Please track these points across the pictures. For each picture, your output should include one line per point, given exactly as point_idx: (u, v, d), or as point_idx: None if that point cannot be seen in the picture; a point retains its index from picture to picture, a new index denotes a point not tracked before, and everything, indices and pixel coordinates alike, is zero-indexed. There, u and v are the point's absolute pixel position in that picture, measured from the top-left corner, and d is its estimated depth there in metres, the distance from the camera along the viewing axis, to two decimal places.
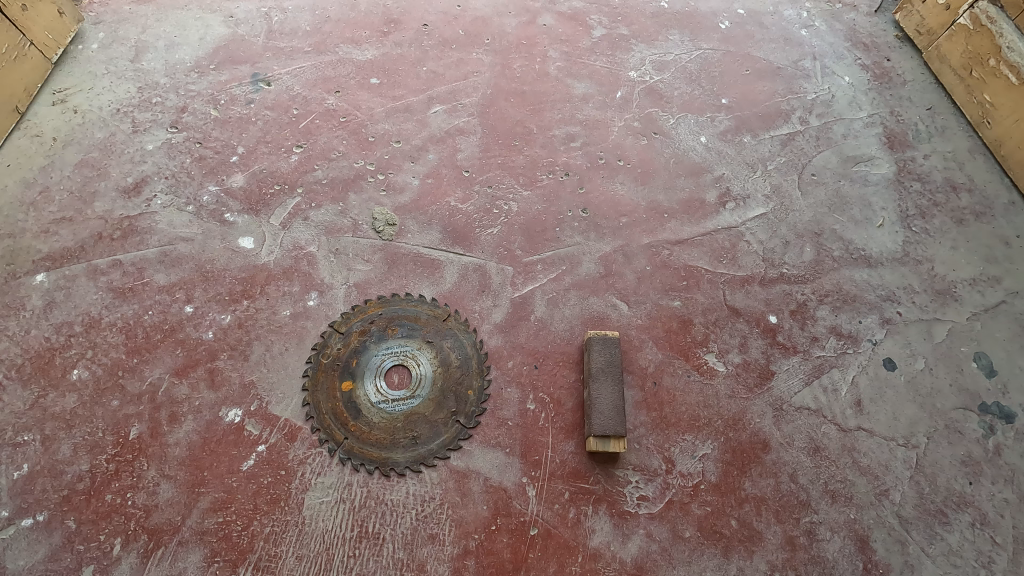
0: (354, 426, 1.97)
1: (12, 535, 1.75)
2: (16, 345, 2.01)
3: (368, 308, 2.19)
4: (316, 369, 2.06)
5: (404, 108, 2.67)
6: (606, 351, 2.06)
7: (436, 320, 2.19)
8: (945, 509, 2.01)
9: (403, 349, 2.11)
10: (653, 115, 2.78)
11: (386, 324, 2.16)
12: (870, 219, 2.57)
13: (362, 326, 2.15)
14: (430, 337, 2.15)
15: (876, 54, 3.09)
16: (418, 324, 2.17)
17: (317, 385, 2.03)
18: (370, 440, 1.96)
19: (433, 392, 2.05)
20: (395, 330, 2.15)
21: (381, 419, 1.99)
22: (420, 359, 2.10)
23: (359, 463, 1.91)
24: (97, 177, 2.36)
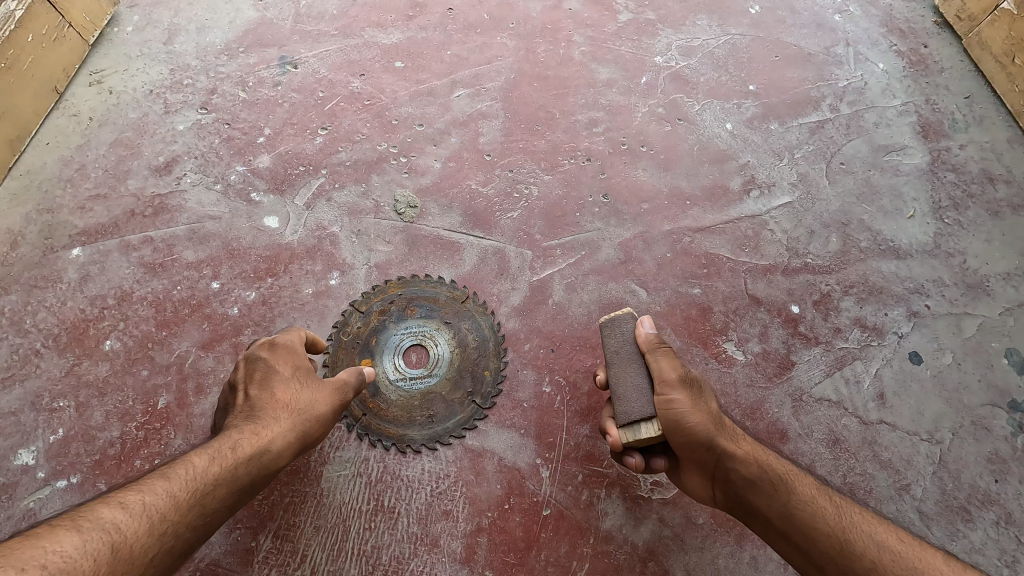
0: (372, 403, 2.01)
1: (47, 495, 1.83)
2: (53, 316, 2.10)
3: (388, 288, 2.22)
4: (336, 346, 2.10)
5: (427, 92, 2.68)
6: (625, 330, 1.79)
7: (454, 302, 2.21)
8: (968, 506, 1.97)
9: (421, 329, 2.14)
10: (678, 101, 2.74)
11: (405, 304, 2.19)
12: (901, 210, 2.51)
13: (382, 306, 2.18)
14: (448, 318, 2.17)
15: (913, 40, 2.98)
16: (436, 305, 2.19)
17: (337, 361, 2.07)
18: (387, 417, 1.99)
19: (451, 373, 2.07)
20: (414, 311, 2.17)
21: (399, 397, 2.02)
22: (438, 340, 2.12)
23: (376, 440, 1.94)
24: (131, 155, 2.43)
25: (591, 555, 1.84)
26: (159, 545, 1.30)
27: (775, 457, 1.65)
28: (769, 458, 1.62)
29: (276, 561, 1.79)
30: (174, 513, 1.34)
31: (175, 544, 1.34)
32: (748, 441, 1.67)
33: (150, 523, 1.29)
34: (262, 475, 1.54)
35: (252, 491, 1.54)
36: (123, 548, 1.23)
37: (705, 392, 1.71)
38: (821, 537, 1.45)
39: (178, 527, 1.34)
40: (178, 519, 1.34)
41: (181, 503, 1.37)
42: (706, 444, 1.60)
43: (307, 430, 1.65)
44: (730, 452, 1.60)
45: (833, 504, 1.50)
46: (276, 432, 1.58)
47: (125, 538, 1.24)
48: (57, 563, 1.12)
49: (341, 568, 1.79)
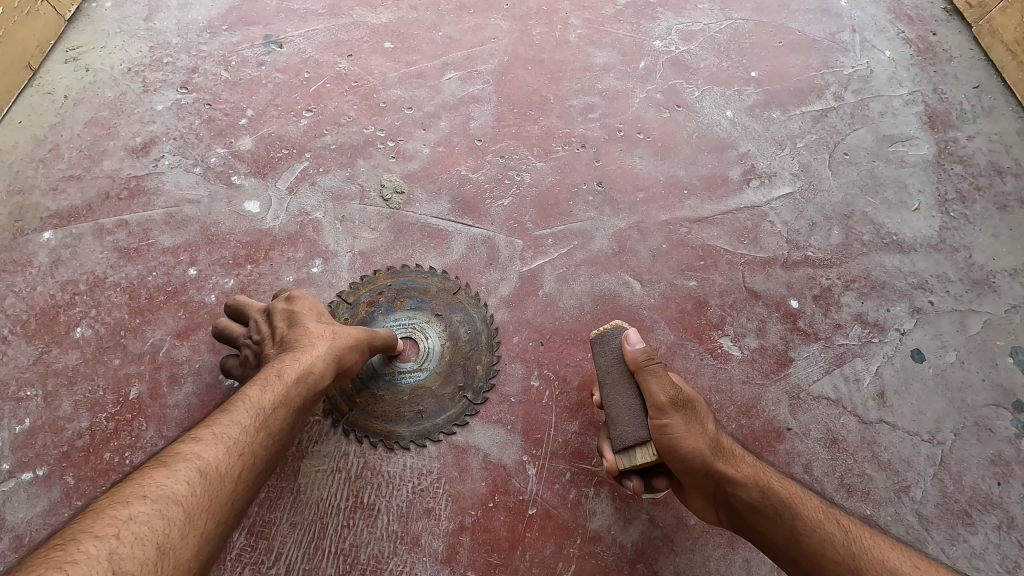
0: (360, 399, 1.93)
1: (12, 488, 1.76)
2: (21, 302, 2.01)
3: (378, 279, 2.14)
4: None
5: (417, 74, 2.59)
6: (613, 347, 1.75)
7: (446, 293, 2.13)
8: (969, 510, 1.90)
9: (411, 321, 2.07)
10: (677, 87, 2.65)
11: (395, 296, 2.11)
12: (905, 202, 2.42)
13: (371, 297, 2.10)
14: (439, 310, 2.09)
15: (921, 27, 2.88)
16: (427, 296, 2.11)
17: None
18: (375, 413, 1.92)
19: (442, 368, 2.00)
20: (403, 302, 2.10)
21: (387, 393, 1.95)
22: (428, 333, 2.05)
23: (364, 437, 1.87)
24: (107, 136, 2.33)
25: (577, 556, 1.77)
26: (242, 464, 1.35)
27: (781, 478, 1.57)
28: (773, 481, 1.54)
29: (249, 559, 1.72)
30: (246, 435, 1.39)
31: (257, 464, 1.39)
32: (750, 463, 1.60)
33: (228, 447, 1.34)
34: (314, 394, 1.59)
35: (307, 414, 1.59)
36: (210, 470, 1.28)
37: (702, 412, 1.64)
38: (830, 565, 1.39)
39: (251, 447, 1.39)
40: (249, 440, 1.39)
41: (249, 426, 1.41)
42: (703, 469, 1.55)
43: (345, 354, 1.70)
44: (730, 477, 1.54)
45: (842, 528, 1.43)
46: (315, 355, 1.62)
47: (210, 462, 1.29)
48: (156, 492, 1.18)
49: (317, 567, 1.72)
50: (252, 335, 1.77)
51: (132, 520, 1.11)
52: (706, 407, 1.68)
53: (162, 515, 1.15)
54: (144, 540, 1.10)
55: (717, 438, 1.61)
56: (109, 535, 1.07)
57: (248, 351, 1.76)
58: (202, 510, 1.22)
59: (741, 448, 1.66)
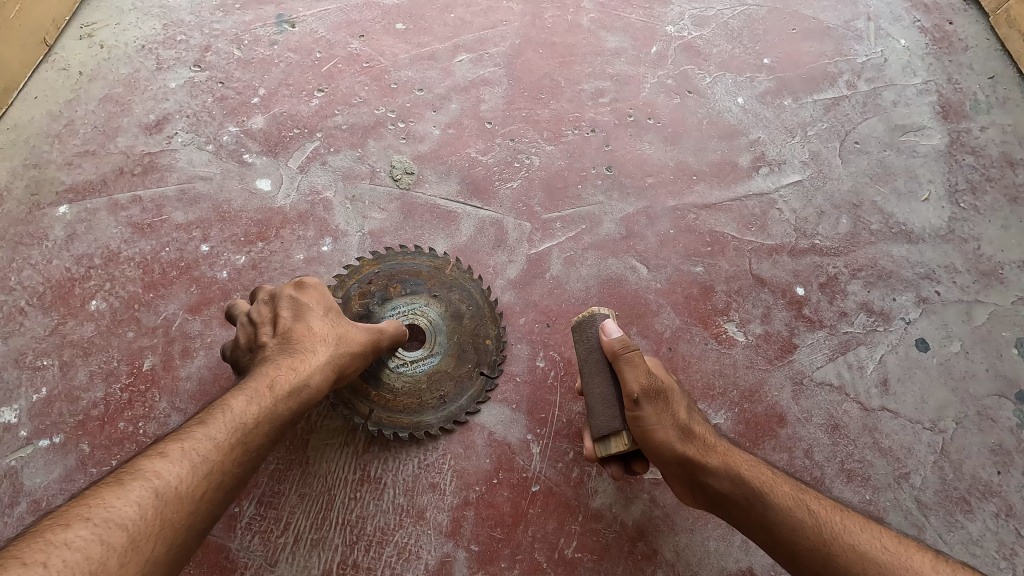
0: (378, 396, 1.88)
1: (30, 454, 1.81)
2: (38, 274, 2.05)
3: (365, 269, 2.06)
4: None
5: (429, 55, 2.59)
6: (591, 335, 1.68)
7: (437, 274, 2.08)
8: (968, 497, 1.93)
9: (409, 308, 2.01)
10: (688, 73, 2.64)
11: (388, 284, 2.04)
12: (915, 192, 2.42)
13: (362, 289, 2.02)
14: (434, 291, 2.05)
15: (937, 16, 2.84)
16: (420, 279, 2.06)
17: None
18: (397, 407, 1.88)
19: (452, 349, 1.97)
20: (398, 289, 2.03)
21: (406, 384, 1.90)
22: (430, 316, 2.00)
23: (392, 433, 1.84)
24: (121, 112, 2.36)
25: (579, 532, 1.82)
26: (207, 485, 1.35)
27: (757, 466, 1.59)
28: (748, 470, 1.55)
29: (259, 528, 1.77)
30: (216, 455, 1.38)
31: (223, 484, 1.39)
32: (726, 451, 1.62)
33: (193, 466, 1.34)
34: (301, 408, 1.59)
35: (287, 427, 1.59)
36: (172, 495, 1.28)
37: (677, 403, 1.65)
38: (802, 552, 1.42)
39: (221, 469, 1.38)
40: (221, 462, 1.39)
41: (223, 447, 1.40)
42: (677, 460, 1.58)
43: (343, 368, 1.71)
44: (704, 467, 1.56)
45: (817, 514, 1.45)
46: (317, 367, 1.62)
47: (168, 484, 1.28)
48: (101, 515, 1.17)
49: (325, 537, 1.77)
50: (250, 313, 1.73)
51: (68, 545, 1.11)
52: (682, 397, 1.69)
53: (101, 540, 1.15)
54: (76, 569, 1.09)
55: (693, 429, 1.63)
56: (37, 562, 1.06)
57: (243, 330, 1.72)
58: (147, 537, 1.22)
59: (717, 436, 1.68)
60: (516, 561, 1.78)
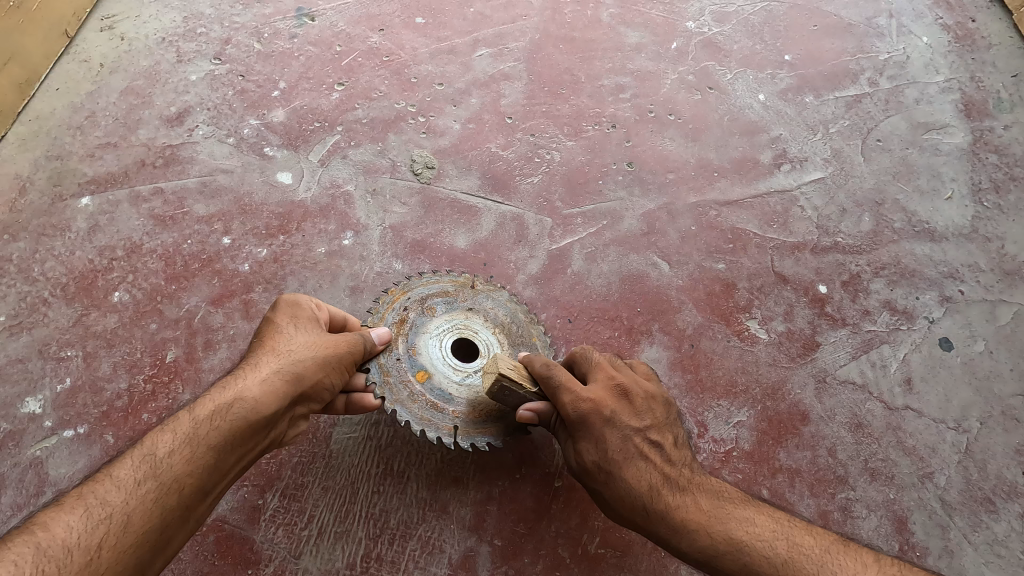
0: (456, 412, 1.66)
1: (54, 445, 1.81)
2: (61, 265, 2.05)
3: (393, 298, 1.81)
4: (379, 372, 1.68)
5: (449, 50, 2.58)
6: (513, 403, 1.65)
7: (465, 287, 1.88)
8: (993, 498, 1.91)
9: (451, 325, 1.79)
10: (709, 69, 2.62)
11: (420, 306, 1.81)
12: (938, 190, 2.40)
13: (399, 317, 1.78)
14: (469, 303, 1.85)
15: (959, 14, 2.82)
16: (451, 296, 1.85)
17: (390, 388, 1.66)
18: (481, 417, 1.67)
19: (510, 351, 1.79)
20: (433, 309, 1.81)
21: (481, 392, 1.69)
22: (475, 327, 1.81)
23: (485, 443, 1.62)
24: (142, 105, 2.36)
25: (602, 529, 1.82)
26: (103, 533, 1.22)
27: (707, 507, 1.48)
28: (691, 522, 1.45)
29: (283, 520, 1.76)
30: (116, 498, 1.26)
31: (131, 529, 1.25)
32: (672, 497, 1.49)
33: (83, 514, 1.23)
34: (241, 424, 1.41)
35: (240, 451, 1.43)
36: (49, 538, 1.18)
37: (611, 451, 1.54)
38: None
39: (126, 505, 1.26)
40: (125, 497, 1.27)
41: (130, 481, 1.29)
42: (621, 516, 1.55)
43: (297, 375, 1.50)
44: (646, 529, 1.50)
45: (777, 556, 1.39)
46: (250, 380, 1.47)
47: (51, 536, 1.18)
48: None
49: (349, 530, 1.76)
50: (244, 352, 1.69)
51: None
52: (618, 438, 1.55)
53: None
54: None
55: (629, 484, 1.51)
56: None
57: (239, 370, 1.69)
58: None
59: (671, 469, 1.55)
60: (539, 556, 1.77)
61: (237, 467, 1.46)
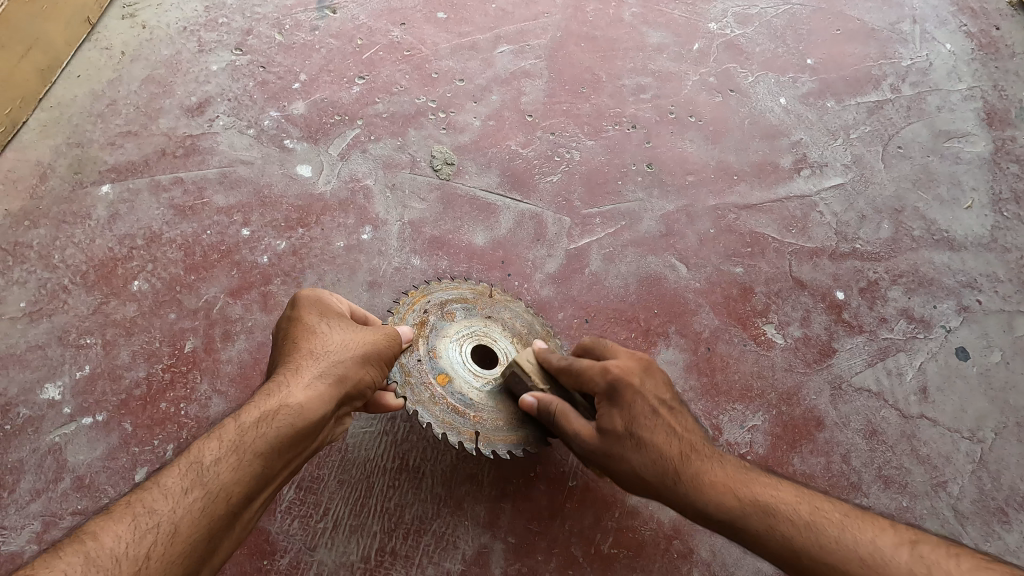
0: (477, 417, 1.66)
1: (73, 431, 1.82)
2: (81, 253, 2.05)
3: (412, 300, 1.80)
4: (400, 373, 1.66)
5: (470, 45, 2.57)
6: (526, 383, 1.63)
7: (483, 296, 1.88)
8: (1006, 508, 1.91)
9: (470, 332, 1.80)
10: (731, 71, 2.61)
11: (440, 311, 1.81)
12: (958, 199, 2.39)
13: (419, 319, 1.76)
14: (487, 312, 1.85)
15: (984, 21, 2.80)
16: (469, 304, 1.85)
17: (412, 389, 1.65)
18: (502, 425, 1.67)
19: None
20: (453, 315, 1.81)
21: (500, 401, 1.70)
22: (493, 336, 1.81)
23: (508, 451, 1.62)
24: (163, 94, 2.36)
25: (616, 529, 1.82)
26: (154, 541, 1.17)
27: (734, 474, 1.43)
28: (719, 485, 1.39)
29: (299, 512, 1.77)
30: (164, 505, 1.21)
31: (182, 536, 1.20)
32: (700, 462, 1.45)
33: (131, 523, 1.18)
34: (289, 430, 1.38)
35: (286, 458, 1.39)
36: (97, 549, 1.13)
37: (636, 414, 1.49)
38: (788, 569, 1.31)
39: (174, 513, 1.21)
40: (174, 505, 1.22)
41: (177, 490, 1.24)
42: (641, 486, 1.47)
43: (340, 375, 1.49)
44: (670, 495, 1.43)
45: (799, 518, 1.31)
46: (296, 385, 1.45)
47: (100, 546, 1.13)
48: None
49: (364, 524, 1.77)
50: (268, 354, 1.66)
51: None
52: (646, 405, 1.50)
53: None
54: None
55: (655, 446, 1.45)
56: None
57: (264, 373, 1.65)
58: None
59: (693, 437, 1.50)
60: (552, 555, 1.78)
61: (282, 475, 1.43)
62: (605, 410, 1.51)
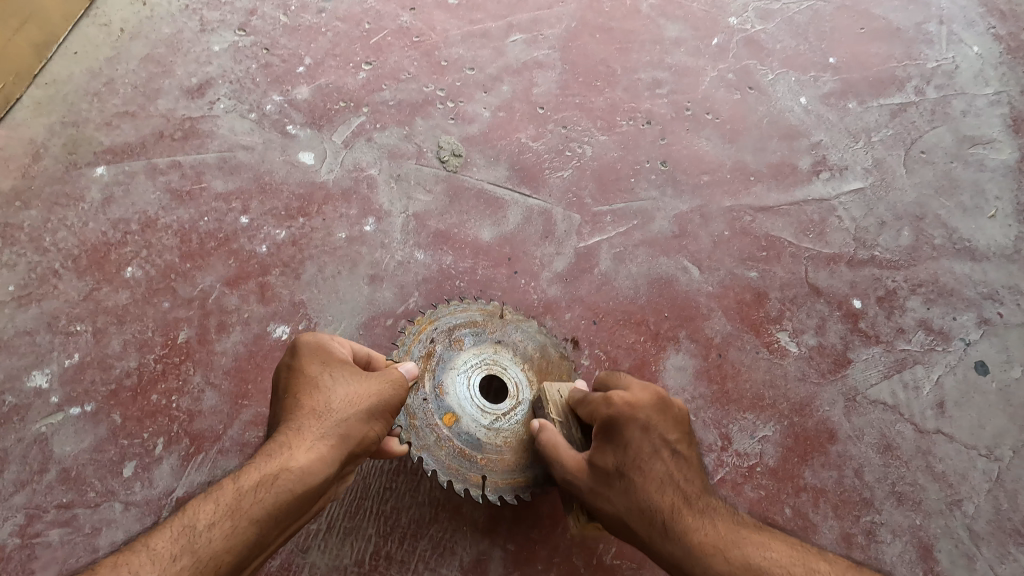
0: (485, 460, 1.59)
1: (59, 422, 1.75)
2: (73, 236, 1.98)
3: (419, 328, 1.71)
4: (405, 415, 1.58)
5: (481, 33, 2.48)
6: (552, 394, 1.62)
7: (493, 318, 1.78)
8: (1022, 530, 1.85)
9: (480, 361, 1.70)
10: (750, 68, 2.53)
11: (448, 338, 1.72)
12: (981, 208, 2.31)
13: (425, 350, 1.68)
14: (497, 335, 1.76)
15: (1013, 24, 2.71)
16: (479, 328, 1.75)
17: (417, 433, 1.57)
18: (511, 466, 1.60)
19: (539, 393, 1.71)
20: (461, 343, 1.71)
21: (509, 439, 1.62)
22: (504, 364, 1.72)
23: (515, 496, 1.56)
24: (162, 74, 2.28)
25: (619, 539, 1.77)
26: None
27: (726, 532, 1.29)
28: (709, 547, 1.26)
29: None
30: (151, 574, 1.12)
31: None
32: (691, 519, 1.33)
33: None
34: (288, 496, 1.28)
35: (283, 525, 1.29)
36: None
37: (633, 455, 1.42)
38: None
39: None
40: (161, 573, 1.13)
41: (165, 556, 1.16)
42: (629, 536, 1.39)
43: (343, 436, 1.38)
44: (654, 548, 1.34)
45: None
46: (297, 448, 1.35)
47: None
48: None
49: (359, 526, 1.71)
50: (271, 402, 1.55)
51: None
52: (646, 443, 1.44)
53: None
54: None
55: (645, 491, 1.38)
56: None
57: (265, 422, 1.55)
58: None
59: (691, 488, 1.40)
60: (552, 564, 1.72)
61: (279, 539, 1.33)
62: (598, 442, 1.47)
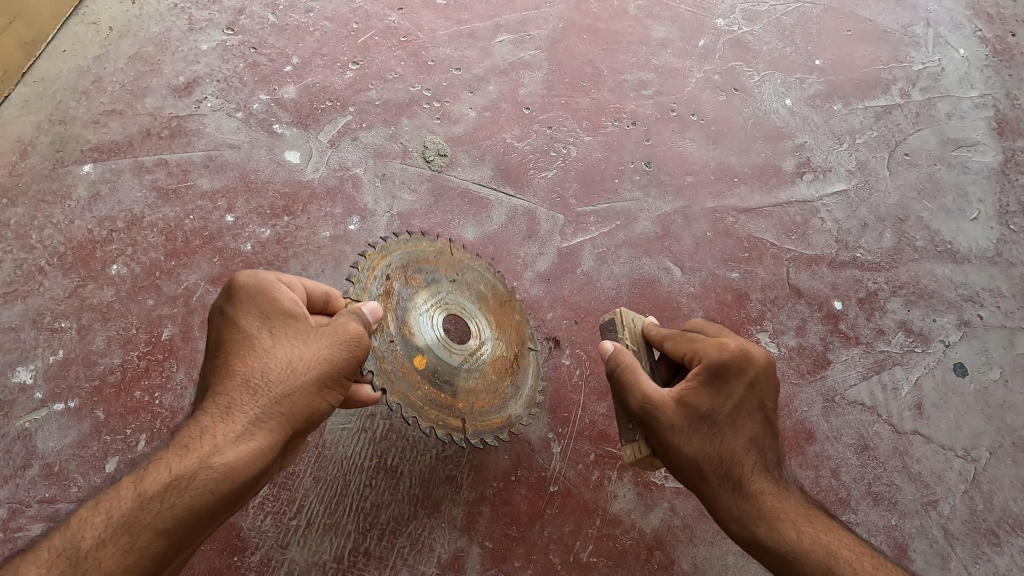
0: (462, 405, 1.60)
1: (43, 417, 1.77)
2: (59, 234, 2.00)
3: (373, 264, 1.54)
4: (374, 361, 1.43)
5: (468, 33, 2.50)
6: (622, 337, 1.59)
7: (443, 255, 1.77)
8: (997, 530, 1.87)
9: (440, 299, 1.69)
10: (736, 69, 2.54)
11: (404, 275, 1.62)
12: (964, 210, 2.32)
13: (384, 288, 1.54)
14: (450, 272, 1.76)
15: (1000, 27, 2.72)
16: (432, 265, 1.72)
17: (390, 378, 1.44)
18: (485, 410, 1.67)
19: (497, 334, 1.80)
20: (418, 281, 1.65)
21: (478, 379, 1.68)
22: (463, 307, 1.74)
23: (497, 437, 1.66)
24: (150, 72, 2.29)
25: (596, 537, 1.80)
26: None
27: (782, 508, 1.37)
28: (777, 518, 1.35)
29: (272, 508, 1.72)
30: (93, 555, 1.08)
31: None
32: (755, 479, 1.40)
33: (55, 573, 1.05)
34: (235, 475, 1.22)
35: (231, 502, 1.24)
36: None
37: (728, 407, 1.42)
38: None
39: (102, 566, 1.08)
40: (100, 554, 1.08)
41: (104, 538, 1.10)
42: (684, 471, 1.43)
43: (291, 412, 1.31)
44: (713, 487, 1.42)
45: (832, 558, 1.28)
46: (244, 423, 1.26)
47: None
48: None
49: (338, 522, 1.73)
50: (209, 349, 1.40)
51: None
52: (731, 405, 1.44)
53: None
54: None
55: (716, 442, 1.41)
56: None
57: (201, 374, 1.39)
58: None
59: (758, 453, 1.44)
60: (529, 561, 1.74)
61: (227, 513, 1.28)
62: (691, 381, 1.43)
